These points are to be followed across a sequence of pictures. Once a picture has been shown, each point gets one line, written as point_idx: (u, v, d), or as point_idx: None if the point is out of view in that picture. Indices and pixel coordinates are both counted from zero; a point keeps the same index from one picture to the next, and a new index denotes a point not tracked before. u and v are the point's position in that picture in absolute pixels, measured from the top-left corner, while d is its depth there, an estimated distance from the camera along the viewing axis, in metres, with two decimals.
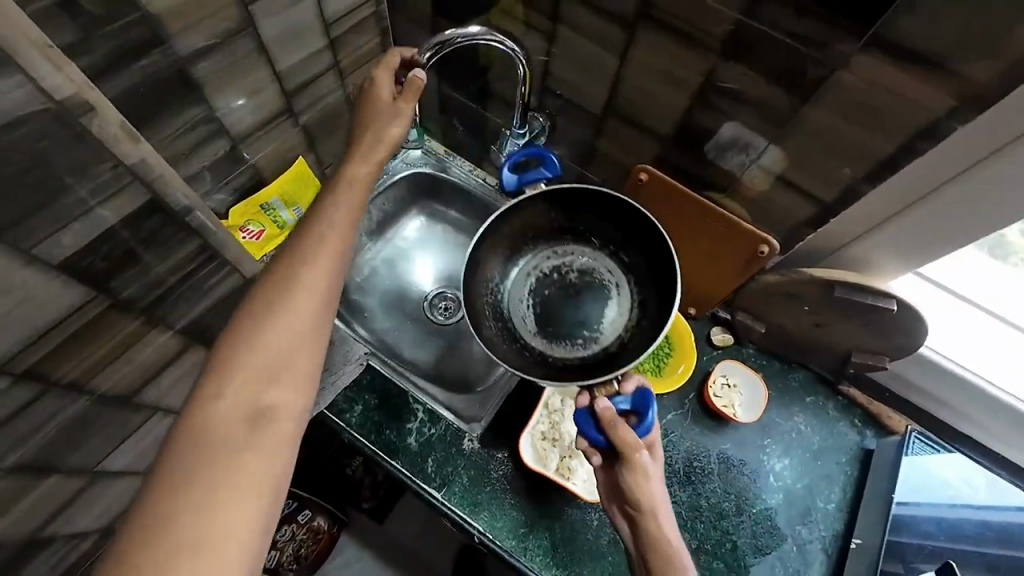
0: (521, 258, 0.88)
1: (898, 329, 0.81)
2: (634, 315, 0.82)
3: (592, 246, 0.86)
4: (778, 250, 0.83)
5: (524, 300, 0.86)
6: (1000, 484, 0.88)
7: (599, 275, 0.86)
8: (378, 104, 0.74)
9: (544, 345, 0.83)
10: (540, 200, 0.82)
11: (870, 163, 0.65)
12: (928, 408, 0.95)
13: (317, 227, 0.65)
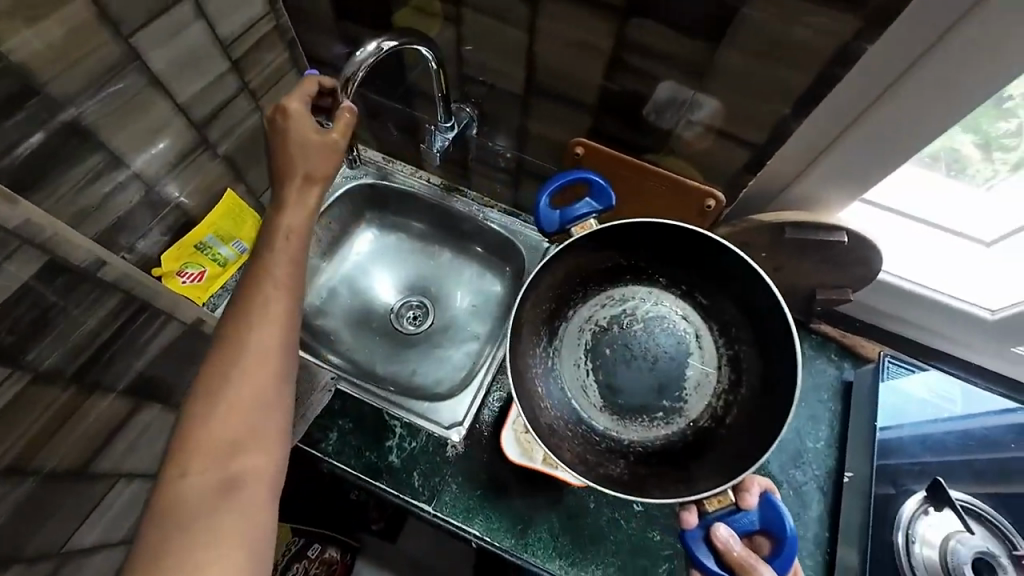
0: (574, 313, 0.82)
1: (854, 261, 0.82)
2: (725, 376, 0.76)
3: (659, 285, 0.81)
4: (725, 201, 0.82)
5: (585, 366, 0.79)
6: (978, 393, 0.89)
7: (672, 325, 0.80)
8: (301, 139, 0.70)
9: (613, 426, 0.76)
10: (591, 240, 0.77)
11: (793, 98, 0.64)
12: (900, 331, 0.96)
13: (263, 277, 0.62)
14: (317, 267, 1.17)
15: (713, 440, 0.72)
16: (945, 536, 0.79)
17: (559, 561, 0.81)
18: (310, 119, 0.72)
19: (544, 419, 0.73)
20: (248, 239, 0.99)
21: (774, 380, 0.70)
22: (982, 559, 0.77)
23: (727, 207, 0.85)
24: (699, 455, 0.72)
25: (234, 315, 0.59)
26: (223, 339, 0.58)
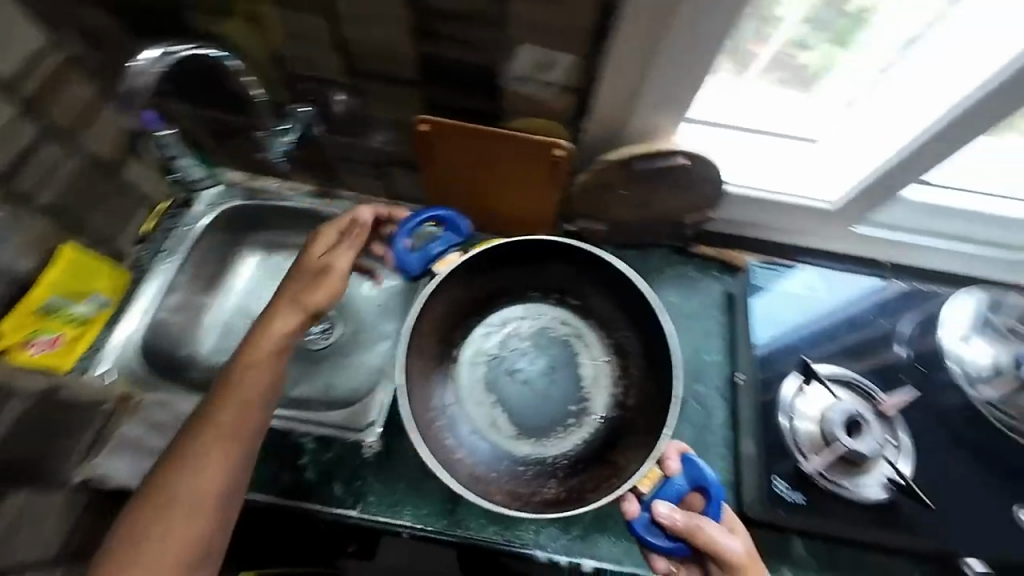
0: (462, 350, 0.83)
1: (699, 180, 0.87)
2: (615, 362, 0.82)
3: (534, 300, 0.85)
4: (572, 149, 0.84)
5: (488, 401, 0.81)
6: (832, 275, 1.00)
7: (553, 333, 0.85)
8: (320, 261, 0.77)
9: (533, 448, 0.78)
10: (460, 271, 0.79)
11: (586, 36, 0.67)
12: (768, 239, 1.03)
13: (213, 417, 0.69)
14: (205, 304, 1.05)
15: (624, 427, 0.77)
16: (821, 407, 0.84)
17: (493, 527, 0.82)
18: (337, 244, 0.79)
19: (465, 470, 0.73)
20: (103, 291, 0.93)
21: (657, 353, 0.77)
22: (852, 418, 0.82)
23: (577, 155, 0.87)
24: (615, 442, 0.76)
25: (182, 452, 0.67)
26: (193, 427, 0.68)
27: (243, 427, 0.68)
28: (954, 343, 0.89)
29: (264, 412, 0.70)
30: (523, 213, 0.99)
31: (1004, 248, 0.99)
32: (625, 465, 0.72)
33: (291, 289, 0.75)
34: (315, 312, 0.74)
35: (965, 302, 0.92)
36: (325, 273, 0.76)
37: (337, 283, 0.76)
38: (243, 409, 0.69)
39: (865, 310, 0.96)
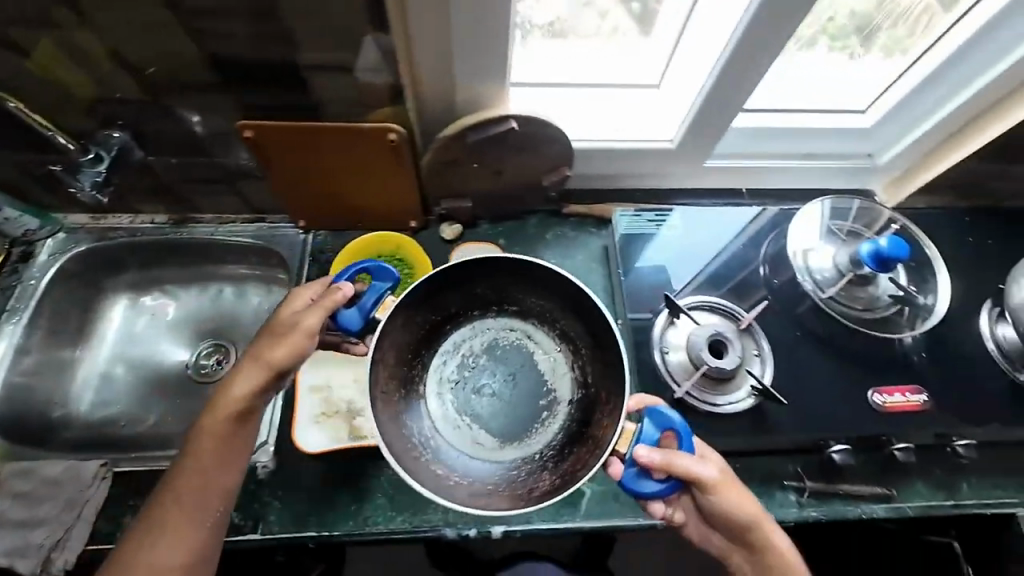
0: (422, 385, 0.77)
1: (542, 140, 0.88)
2: (562, 346, 0.78)
3: (473, 318, 0.80)
4: (407, 131, 0.83)
5: (465, 424, 0.76)
6: (695, 212, 1.07)
7: (501, 340, 0.80)
8: (285, 317, 0.70)
9: (520, 451, 0.74)
10: (403, 311, 0.72)
11: (364, 15, 0.65)
12: (634, 187, 1.10)
13: (167, 489, 0.67)
14: (75, 358, 1.05)
15: (590, 405, 0.73)
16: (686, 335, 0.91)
17: (401, 516, 0.82)
18: (301, 301, 0.72)
19: (463, 492, 0.68)
20: None
21: (590, 319, 0.74)
22: (715, 338, 0.90)
23: (416, 135, 0.86)
24: (588, 419, 0.73)
25: (141, 527, 0.67)
26: (159, 490, 0.68)
27: (198, 494, 0.67)
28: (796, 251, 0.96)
29: (223, 477, 0.68)
30: (385, 204, 0.98)
31: (835, 158, 1.10)
32: (604, 436, 0.68)
33: (259, 347, 0.70)
34: (277, 374, 0.69)
35: (811, 210, 0.99)
36: (288, 334, 0.69)
37: (301, 346, 0.69)
38: (198, 476, 0.67)
39: (726, 240, 1.04)
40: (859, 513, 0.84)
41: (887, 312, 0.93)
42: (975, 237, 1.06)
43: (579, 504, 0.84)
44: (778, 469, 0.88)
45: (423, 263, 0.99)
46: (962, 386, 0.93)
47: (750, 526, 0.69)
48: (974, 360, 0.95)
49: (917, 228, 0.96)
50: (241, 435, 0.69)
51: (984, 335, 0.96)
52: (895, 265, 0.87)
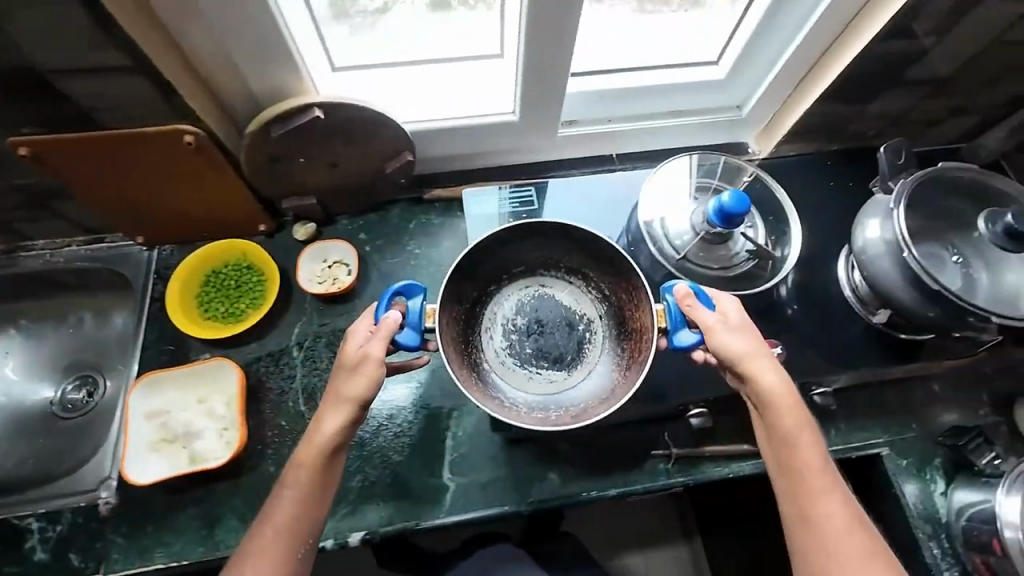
0: (484, 357, 0.87)
1: (364, 126, 0.82)
2: (576, 277, 0.92)
3: (494, 294, 0.91)
4: (205, 131, 0.75)
5: (534, 374, 0.87)
6: (543, 188, 1.00)
7: (526, 298, 0.92)
8: (350, 355, 0.73)
9: (585, 373, 0.87)
10: (448, 310, 0.83)
11: (76, 9, 0.57)
12: (499, 163, 1.06)
13: (266, 519, 0.69)
14: None
15: (623, 317, 0.87)
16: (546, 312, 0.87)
17: None
18: (362, 334, 0.74)
19: (568, 420, 0.80)
20: None
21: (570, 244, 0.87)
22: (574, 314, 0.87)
23: (218, 134, 0.78)
24: (624, 322, 0.86)
25: (236, 557, 0.68)
26: (254, 527, 0.70)
27: (294, 524, 0.68)
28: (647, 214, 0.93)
29: (319, 502, 0.70)
30: (221, 209, 0.91)
31: (698, 113, 1.07)
32: (638, 330, 0.84)
33: (334, 387, 0.73)
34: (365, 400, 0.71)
35: (660, 171, 0.97)
36: (359, 364, 0.71)
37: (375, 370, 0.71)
38: (295, 506, 0.69)
39: (579, 214, 0.99)
40: (722, 472, 0.85)
41: (742, 269, 0.92)
42: (842, 181, 1.05)
43: (442, 499, 0.83)
44: (643, 440, 0.87)
45: (270, 266, 0.94)
46: (826, 334, 0.92)
47: (744, 361, 0.73)
48: (836, 306, 0.94)
49: (767, 177, 0.96)
50: (334, 463, 0.72)
51: (841, 280, 0.95)
52: (741, 220, 0.85)
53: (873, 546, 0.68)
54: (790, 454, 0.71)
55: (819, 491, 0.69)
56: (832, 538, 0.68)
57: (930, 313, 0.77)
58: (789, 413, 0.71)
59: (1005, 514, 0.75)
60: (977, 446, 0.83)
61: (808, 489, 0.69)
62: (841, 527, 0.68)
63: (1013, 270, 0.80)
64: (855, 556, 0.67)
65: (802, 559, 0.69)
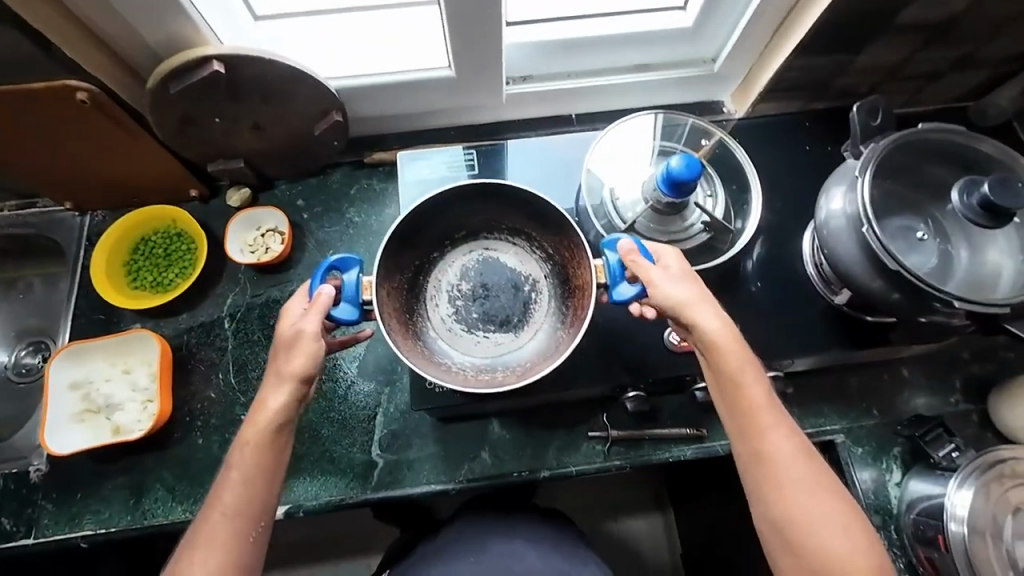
0: (428, 322, 0.72)
1: (278, 81, 0.76)
2: (517, 236, 0.76)
3: (437, 260, 0.75)
4: (98, 91, 0.70)
5: (486, 338, 0.71)
6: (484, 149, 0.91)
7: (472, 261, 0.75)
8: (285, 329, 0.61)
9: (536, 335, 0.71)
10: (385, 282, 0.67)
11: None
12: (447, 124, 0.98)
13: (214, 503, 0.59)
14: None
15: (569, 274, 0.71)
16: (484, 277, 0.74)
17: (183, 505, 0.79)
18: (298, 306, 0.62)
19: (510, 381, 0.65)
20: None
21: (494, 195, 0.71)
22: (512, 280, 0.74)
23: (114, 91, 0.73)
24: (570, 279, 0.71)
25: (187, 542, 0.59)
26: (204, 510, 0.60)
27: (246, 500, 0.59)
28: (590, 188, 0.86)
29: (272, 479, 0.60)
30: (143, 175, 0.86)
31: (666, 67, 0.96)
32: (582, 288, 0.68)
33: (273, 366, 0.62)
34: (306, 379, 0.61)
35: (609, 138, 0.88)
36: (292, 343, 0.60)
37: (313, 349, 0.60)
38: (244, 485, 0.59)
39: (521, 180, 0.89)
40: (661, 456, 0.81)
41: (694, 244, 0.84)
42: (822, 145, 0.94)
43: (370, 475, 0.81)
44: (580, 421, 0.84)
45: (199, 234, 0.90)
46: (790, 313, 0.84)
47: (681, 309, 0.62)
48: (803, 283, 0.85)
49: (730, 140, 0.88)
50: (287, 440, 0.62)
51: (804, 259, 0.86)
52: (692, 187, 0.77)
53: (832, 485, 0.60)
54: (737, 398, 0.62)
55: (766, 427, 0.61)
56: (784, 477, 0.60)
57: (893, 294, 0.71)
58: (727, 354, 0.62)
59: (953, 507, 0.71)
60: (934, 437, 0.78)
61: (752, 424, 0.61)
62: (792, 461, 0.60)
63: (995, 251, 0.72)
64: (822, 506, 0.59)
65: (763, 507, 0.61)
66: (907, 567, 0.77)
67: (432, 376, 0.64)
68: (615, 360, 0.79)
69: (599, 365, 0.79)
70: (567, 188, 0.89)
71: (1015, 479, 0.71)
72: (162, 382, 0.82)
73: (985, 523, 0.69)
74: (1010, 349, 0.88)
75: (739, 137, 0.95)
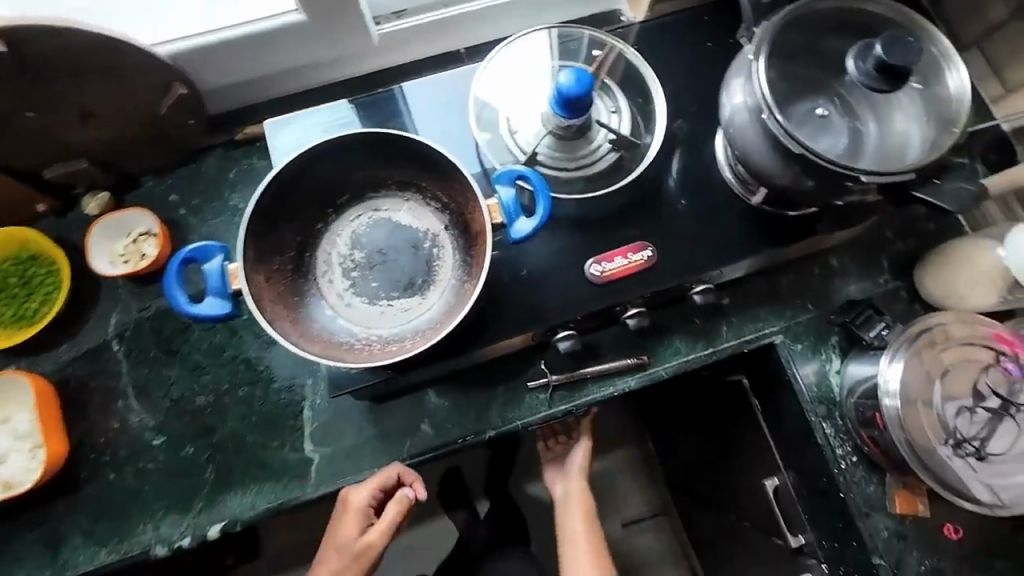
0: (322, 301, 0.65)
1: (86, 49, 0.65)
2: (407, 188, 0.68)
3: (323, 231, 0.67)
4: None
5: (391, 307, 0.65)
6: (365, 101, 0.81)
7: (362, 225, 0.68)
8: (347, 531, 0.77)
9: (444, 294, 0.65)
10: (259, 266, 0.61)
11: None
12: (323, 81, 0.87)
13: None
14: None
15: (469, 219, 0.65)
16: (379, 242, 0.67)
17: (105, 547, 0.72)
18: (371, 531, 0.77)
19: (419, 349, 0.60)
20: None
21: (367, 144, 0.64)
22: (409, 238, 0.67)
23: None
24: (470, 225, 0.65)
25: None
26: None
27: None
28: (479, 128, 0.78)
29: None
30: None
31: None
32: (479, 229, 0.64)
33: (339, 541, 0.78)
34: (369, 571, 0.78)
35: (492, 70, 0.80)
36: (365, 546, 0.77)
37: (377, 553, 0.78)
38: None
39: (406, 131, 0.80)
40: (606, 391, 0.79)
41: (604, 166, 0.79)
42: (726, 39, 0.89)
43: (307, 473, 0.76)
44: (518, 373, 0.80)
45: (58, 253, 0.78)
46: (717, 221, 0.80)
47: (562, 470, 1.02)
48: (724, 188, 0.81)
49: (626, 48, 0.82)
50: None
51: (720, 163, 0.81)
52: (587, 104, 0.71)
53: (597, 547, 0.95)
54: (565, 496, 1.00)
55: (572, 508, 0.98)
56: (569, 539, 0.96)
57: (808, 182, 0.67)
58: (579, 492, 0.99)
59: (885, 383, 0.71)
60: (864, 320, 0.79)
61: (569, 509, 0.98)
62: (584, 556, 0.94)
63: (900, 117, 0.69)
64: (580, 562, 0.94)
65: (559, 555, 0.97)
66: (853, 449, 0.79)
67: (336, 363, 0.58)
68: (539, 302, 0.76)
69: (523, 311, 0.76)
70: (457, 133, 0.80)
71: (943, 344, 0.71)
72: (47, 423, 0.73)
73: (915, 393, 0.69)
74: (931, 220, 0.88)
75: (642, 45, 0.88)
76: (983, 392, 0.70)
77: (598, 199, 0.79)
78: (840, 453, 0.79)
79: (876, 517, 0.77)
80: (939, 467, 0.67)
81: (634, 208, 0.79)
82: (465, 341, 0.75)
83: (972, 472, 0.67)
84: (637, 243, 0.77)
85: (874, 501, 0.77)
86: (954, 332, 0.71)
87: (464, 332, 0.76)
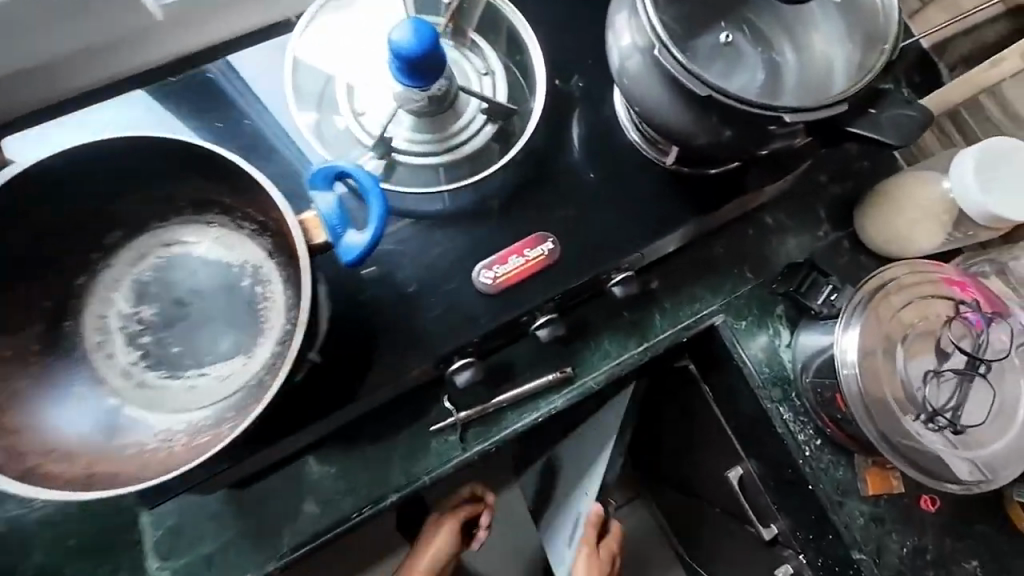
0: (104, 384, 0.54)
1: None
2: (207, 213, 0.56)
3: (98, 280, 0.56)
4: None
5: (198, 378, 0.53)
6: (173, 88, 0.62)
7: (147, 273, 0.56)
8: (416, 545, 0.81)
9: (263, 352, 0.52)
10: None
11: None
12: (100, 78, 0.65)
13: None
14: None
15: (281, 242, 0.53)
16: (175, 291, 0.55)
17: None
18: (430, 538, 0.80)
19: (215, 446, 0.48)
20: None
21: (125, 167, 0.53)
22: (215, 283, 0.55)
23: None
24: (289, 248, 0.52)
25: None
26: None
27: None
28: (302, 120, 0.62)
29: None
30: None
31: None
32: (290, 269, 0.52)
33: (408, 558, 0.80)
34: None
35: (311, 43, 0.64)
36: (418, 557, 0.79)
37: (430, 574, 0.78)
38: None
39: (208, 136, 0.62)
40: (528, 419, 0.65)
41: (475, 145, 0.64)
42: None
43: None
44: (419, 416, 0.64)
45: None
46: (630, 193, 0.66)
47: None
48: (634, 150, 0.67)
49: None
50: None
51: (623, 123, 0.67)
52: (440, 62, 0.55)
53: None
54: None
55: None
56: None
57: (726, 133, 0.54)
58: None
59: (841, 355, 0.61)
60: (810, 285, 0.68)
61: None
62: None
63: (818, 37, 0.57)
64: None
65: None
66: (816, 432, 0.69)
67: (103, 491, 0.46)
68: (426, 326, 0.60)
69: (408, 342, 0.60)
70: (279, 129, 0.62)
71: (897, 300, 0.61)
72: None
73: (875, 362, 0.60)
74: (864, 158, 0.78)
75: None
76: (947, 349, 0.61)
77: (479, 186, 0.64)
78: (802, 438, 0.69)
79: (850, 504, 0.68)
80: (909, 446, 0.58)
81: (529, 191, 0.64)
82: (336, 390, 0.59)
83: (945, 447, 0.58)
84: (537, 236, 0.63)
85: (845, 486, 0.68)
86: (910, 284, 0.61)
87: (331, 377, 0.59)
